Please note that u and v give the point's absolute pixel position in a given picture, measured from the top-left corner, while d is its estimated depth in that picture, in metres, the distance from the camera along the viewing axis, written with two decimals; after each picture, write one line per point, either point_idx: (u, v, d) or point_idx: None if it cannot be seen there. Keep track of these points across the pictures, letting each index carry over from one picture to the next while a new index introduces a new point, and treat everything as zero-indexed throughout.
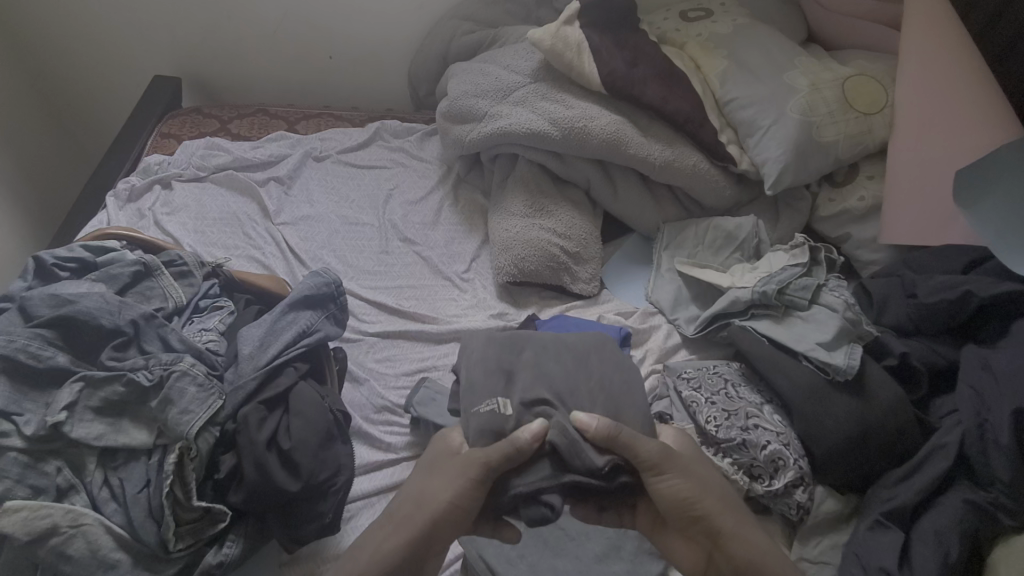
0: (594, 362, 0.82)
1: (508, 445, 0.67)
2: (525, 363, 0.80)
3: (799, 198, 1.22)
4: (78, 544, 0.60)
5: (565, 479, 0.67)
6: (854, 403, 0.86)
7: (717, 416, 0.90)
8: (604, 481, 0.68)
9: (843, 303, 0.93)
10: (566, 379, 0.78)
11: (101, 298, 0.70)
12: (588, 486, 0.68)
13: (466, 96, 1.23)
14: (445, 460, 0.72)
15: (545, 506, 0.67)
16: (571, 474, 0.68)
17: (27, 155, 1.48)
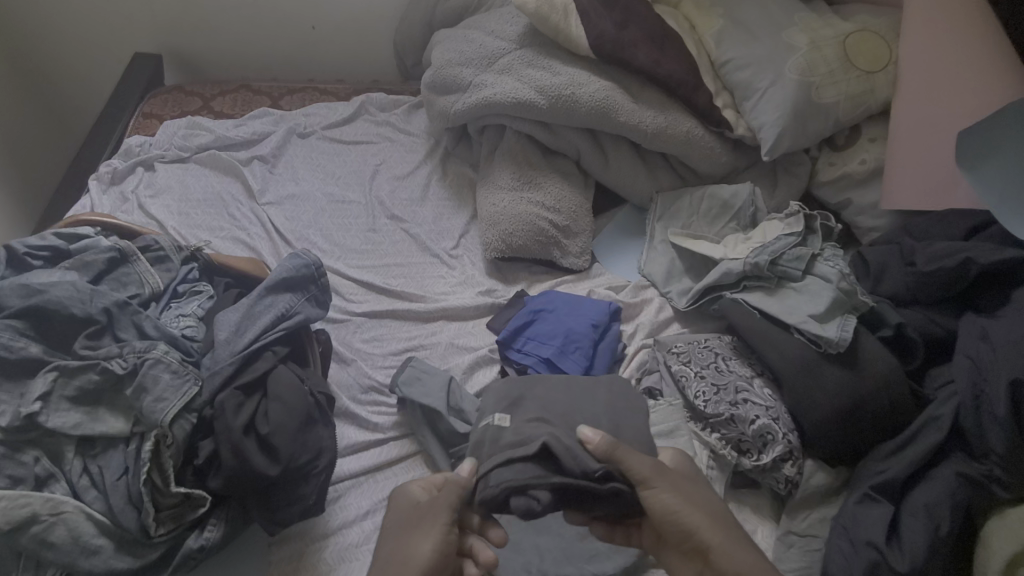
0: (600, 392, 0.82)
1: (454, 484, 0.65)
2: (536, 396, 0.81)
3: (798, 163, 1.17)
4: (59, 531, 0.61)
5: (554, 479, 0.65)
6: (845, 375, 0.84)
7: (705, 391, 0.89)
8: (594, 485, 0.66)
9: (838, 273, 0.89)
10: (569, 408, 0.79)
11: (72, 286, 0.69)
12: (580, 488, 0.66)
13: (450, 66, 1.18)
14: (414, 514, 0.65)
15: (532, 499, 0.65)
16: (561, 475, 0.66)
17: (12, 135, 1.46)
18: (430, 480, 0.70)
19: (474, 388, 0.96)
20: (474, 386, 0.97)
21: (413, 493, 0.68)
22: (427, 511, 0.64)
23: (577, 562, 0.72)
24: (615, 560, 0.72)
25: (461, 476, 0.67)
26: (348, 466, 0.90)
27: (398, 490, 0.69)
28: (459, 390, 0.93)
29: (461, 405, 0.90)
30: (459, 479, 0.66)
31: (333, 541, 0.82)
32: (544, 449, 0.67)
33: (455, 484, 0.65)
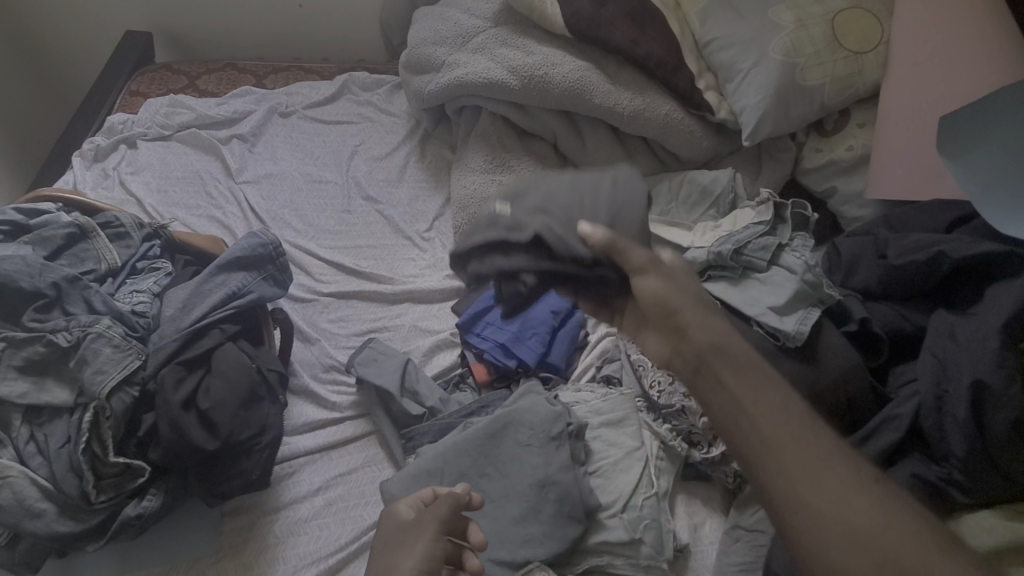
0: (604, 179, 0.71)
1: (450, 500, 0.64)
2: (538, 186, 0.70)
3: (783, 148, 1.12)
4: (5, 494, 0.64)
5: (542, 263, 0.67)
6: (802, 369, 0.81)
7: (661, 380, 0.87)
8: (582, 270, 0.67)
9: (803, 263, 0.86)
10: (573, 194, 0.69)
11: (22, 260, 0.71)
12: (567, 275, 0.67)
13: (425, 45, 1.17)
14: (403, 532, 0.63)
15: (521, 283, 0.70)
16: (551, 265, 0.67)
17: None
18: (417, 496, 0.68)
19: (432, 371, 0.97)
20: (432, 368, 0.97)
21: (400, 511, 0.66)
22: (412, 528, 0.63)
23: (509, 546, 0.72)
24: (547, 546, 0.72)
25: (460, 492, 0.66)
26: (304, 443, 0.91)
27: (391, 503, 0.68)
28: (416, 372, 0.93)
29: (416, 388, 0.91)
30: (456, 492, 0.66)
31: (284, 515, 0.83)
32: (536, 240, 0.67)
33: (449, 495, 0.65)
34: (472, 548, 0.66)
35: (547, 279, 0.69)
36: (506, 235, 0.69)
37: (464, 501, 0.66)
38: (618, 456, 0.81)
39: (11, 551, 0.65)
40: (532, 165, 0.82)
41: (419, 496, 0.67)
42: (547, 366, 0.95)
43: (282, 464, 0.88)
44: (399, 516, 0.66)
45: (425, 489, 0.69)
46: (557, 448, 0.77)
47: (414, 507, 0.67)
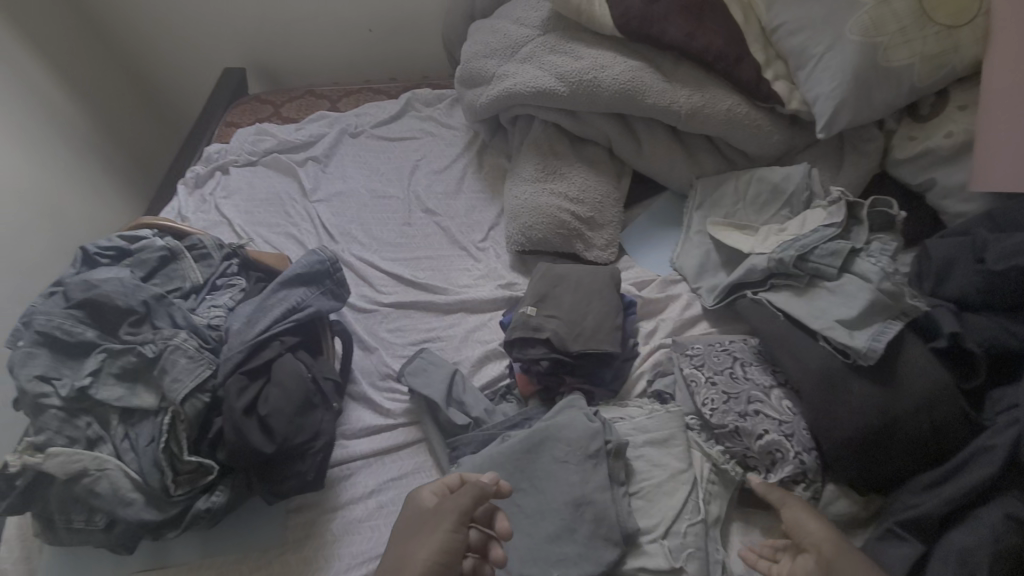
0: (600, 299, 0.92)
1: (473, 489, 0.64)
2: (559, 292, 0.94)
3: (867, 138, 1.00)
4: (103, 484, 0.73)
5: (551, 352, 0.88)
6: (875, 392, 0.72)
7: (715, 400, 0.81)
8: (574, 359, 0.88)
9: (880, 271, 0.77)
10: (581, 311, 0.91)
11: (120, 282, 0.82)
12: (564, 360, 0.88)
13: (477, 58, 1.20)
14: (422, 522, 0.64)
15: (511, 399, 0.95)
16: (553, 352, 0.88)
17: (123, 131, 1.67)
18: (443, 482, 0.69)
19: (480, 382, 0.98)
20: (480, 378, 0.99)
21: (423, 497, 0.68)
22: (433, 516, 0.64)
23: (542, 564, 0.71)
24: (582, 567, 0.69)
25: (487, 481, 0.65)
26: (360, 446, 0.95)
27: (416, 488, 0.71)
28: (463, 383, 0.95)
29: (462, 398, 0.93)
30: (483, 482, 0.65)
31: (340, 514, 0.89)
32: (548, 341, 0.89)
33: (474, 485, 0.64)
34: (499, 537, 0.66)
35: (544, 395, 0.91)
36: (531, 334, 0.90)
37: (491, 492, 0.65)
38: (662, 477, 0.77)
39: (108, 534, 0.75)
40: (558, 274, 0.98)
41: (447, 479, 0.69)
42: (587, 380, 0.89)
43: (340, 467, 0.93)
44: (421, 504, 0.67)
45: (453, 475, 0.70)
46: (596, 466, 0.75)
47: (437, 491, 0.68)
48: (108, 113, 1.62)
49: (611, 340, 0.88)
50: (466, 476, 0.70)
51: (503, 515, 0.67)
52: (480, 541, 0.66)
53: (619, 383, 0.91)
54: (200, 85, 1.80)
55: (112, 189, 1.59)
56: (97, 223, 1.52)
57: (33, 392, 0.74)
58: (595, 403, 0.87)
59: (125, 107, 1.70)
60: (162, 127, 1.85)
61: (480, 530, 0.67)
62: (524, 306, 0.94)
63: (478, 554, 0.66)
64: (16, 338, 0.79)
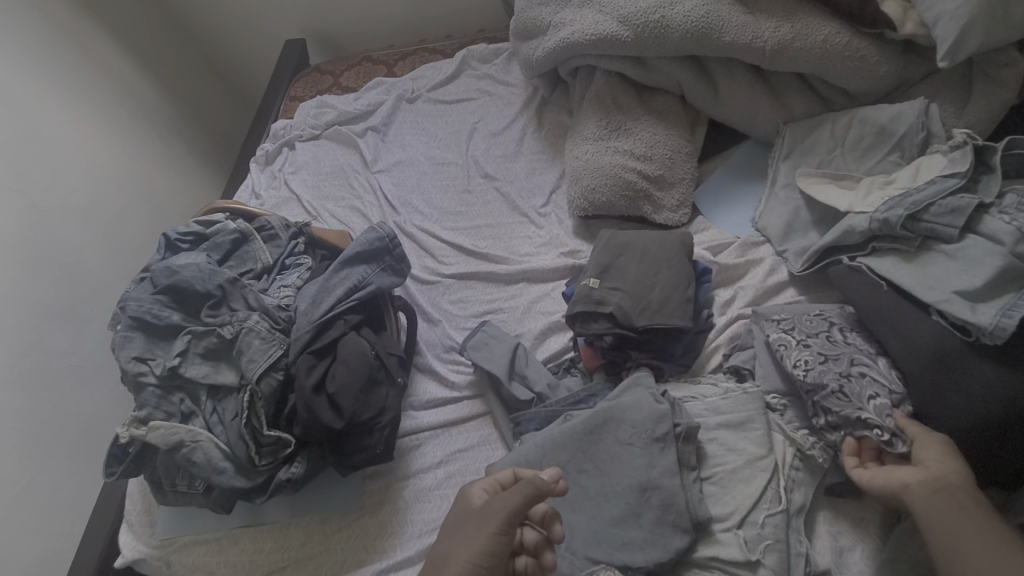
0: (668, 268, 0.85)
1: (528, 487, 0.62)
2: (623, 263, 0.88)
3: (1006, 61, 0.82)
4: (198, 454, 0.80)
5: (614, 328, 0.83)
6: (1003, 376, 0.61)
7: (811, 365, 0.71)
8: (640, 334, 0.83)
9: (1016, 230, 0.63)
10: (646, 282, 0.85)
11: (197, 267, 0.87)
12: (628, 336, 0.83)
13: (531, 7, 1.10)
14: (465, 518, 0.64)
15: (576, 372, 0.93)
16: (617, 327, 0.83)
17: (203, 111, 1.75)
18: (494, 479, 0.69)
19: (543, 355, 0.96)
20: (543, 352, 0.96)
21: (474, 496, 0.67)
22: (478, 514, 0.63)
23: (607, 547, 0.69)
24: (648, 553, 0.67)
25: (545, 479, 0.64)
26: (428, 418, 0.97)
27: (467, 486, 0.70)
28: (525, 356, 0.94)
29: (525, 372, 0.92)
30: (538, 481, 0.63)
31: (412, 483, 0.92)
32: (611, 316, 0.84)
33: (528, 483, 0.63)
34: (553, 537, 0.65)
35: (610, 371, 0.87)
36: (593, 308, 0.85)
37: (546, 491, 0.63)
38: (739, 462, 0.71)
39: (207, 497, 0.82)
40: (622, 242, 0.91)
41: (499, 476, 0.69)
42: (654, 355, 0.84)
43: (410, 436, 0.96)
44: (470, 500, 0.67)
45: (504, 473, 0.70)
46: (663, 450, 0.71)
47: (488, 487, 0.68)
48: (189, 96, 1.71)
49: (681, 313, 0.82)
50: (519, 474, 0.69)
51: (557, 517, 0.66)
52: (534, 540, 0.65)
53: (691, 358, 0.85)
54: (266, 61, 1.84)
55: (197, 169, 1.69)
56: (187, 202, 1.63)
57: (132, 371, 0.81)
58: (663, 380, 0.82)
59: (202, 87, 1.77)
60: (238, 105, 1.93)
61: (535, 530, 0.66)
62: (586, 278, 0.89)
63: (532, 554, 0.66)
64: (116, 321, 0.86)
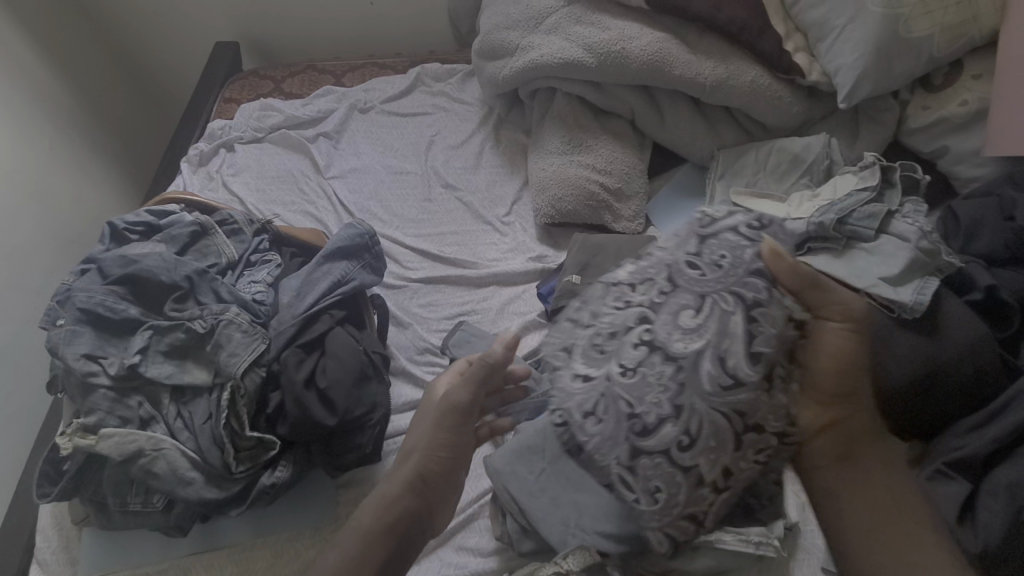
0: None
1: (486, 364, 0.73)
2: (600, 262, 0.95)
3: (883, 109, 1.05)
4: (161, 464, 0.71)
5: None
6: (921, 343, 0.77)
7: (641, 343, 0.57)
8: None
9: (918, 231, 0.82)
10: None
11: (160, 257, 0.79)
12: None
13: (497, 30, 1.18)
14: (428, 410, 0.75)
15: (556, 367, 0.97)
16: None
17: (109, 109, 1.60)
18: (456, 372, 0.76)
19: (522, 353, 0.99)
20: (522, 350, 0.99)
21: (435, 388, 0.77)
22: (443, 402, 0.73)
23: None
24: None
25: (498, 351, 0.73)
26: (403, 421, 0.94)
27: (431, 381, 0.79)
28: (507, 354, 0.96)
29: None
30: (490, 357, 0.73)
31: None
32: None
33: (483, 361, 0.73)
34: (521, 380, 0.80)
35: None
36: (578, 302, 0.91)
37: (498, 363, 0.73)
38: None
39: (165, 515, 0.72)
40: (596, 244, 0.98)
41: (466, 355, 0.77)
42: None
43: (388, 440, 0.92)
44: (434, 395, 0.76)
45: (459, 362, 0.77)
46: None
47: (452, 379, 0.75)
48: (90, 89, 1.53)
49: None
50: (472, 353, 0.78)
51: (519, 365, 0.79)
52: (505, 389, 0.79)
53: None
54: (187, 65, 1.74)
55: (102, 171, 1.52)
56: (90, 205, 1.45)
57: (81, 371, 0.71)
58: None
59: (110, 85, 1.62)
60: (151, 108, 1.78)
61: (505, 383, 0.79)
62: (568, 275, 0.95)
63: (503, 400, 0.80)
64: (52, 317, 0.76)
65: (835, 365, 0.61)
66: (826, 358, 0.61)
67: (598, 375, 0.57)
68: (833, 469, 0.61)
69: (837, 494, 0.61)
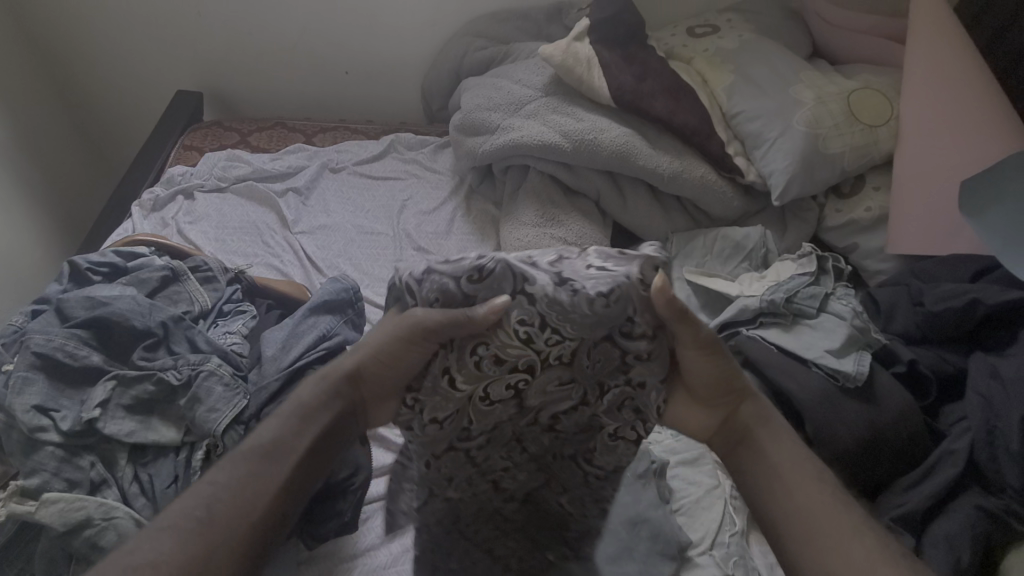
0: None
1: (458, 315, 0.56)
2: None
3: (806, 208, 1.23)
4: (109, 536, 0.66)
5: None
6: (863, 408, 0.87)
7: (513, 386, 0.61)
8: None
9: (851, 310, 0.96)
10: None
11: (133, 301, 0.82)
12: None
13: (479, 110, 1.28)
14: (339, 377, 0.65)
15: None
16: None
17: (38, 145, 1.56)
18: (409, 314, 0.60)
19: None
20: None
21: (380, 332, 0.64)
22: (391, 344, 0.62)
23: None
24: None
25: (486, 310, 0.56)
26: (377, 487, 0.90)
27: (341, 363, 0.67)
28: None
29: None
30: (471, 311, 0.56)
31: (361, 564, 0.81)
32: None
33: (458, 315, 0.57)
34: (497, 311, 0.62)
35: None
36: None
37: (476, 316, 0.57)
38: (697, 493, 0.83)
39: None
40: None
41: (466, 267, 0.57)
42: None
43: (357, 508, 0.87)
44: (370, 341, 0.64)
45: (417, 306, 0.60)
46: (644, 485, 0.80)
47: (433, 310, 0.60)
48: (27, 125, 1.52)
49: None
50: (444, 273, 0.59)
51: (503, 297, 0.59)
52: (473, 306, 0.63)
53: None
54: (137, 111, 1.72)
55: (20, 206, 1.47)
56: (16, 243, 1.44)
57: (29, 425, 0.70)
58: None
59: (45, 122, 1.60)
60: (85, 149, 1.76)
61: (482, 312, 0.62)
62: None
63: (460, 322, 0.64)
64: (9, 360, 0.77)
65: (711, 390, 0.66)
66: (699, 370, 0.63)
67: (462, 392, 0.61)
68: (749, 465, 0.66)
69: (747, 480, 0.66)
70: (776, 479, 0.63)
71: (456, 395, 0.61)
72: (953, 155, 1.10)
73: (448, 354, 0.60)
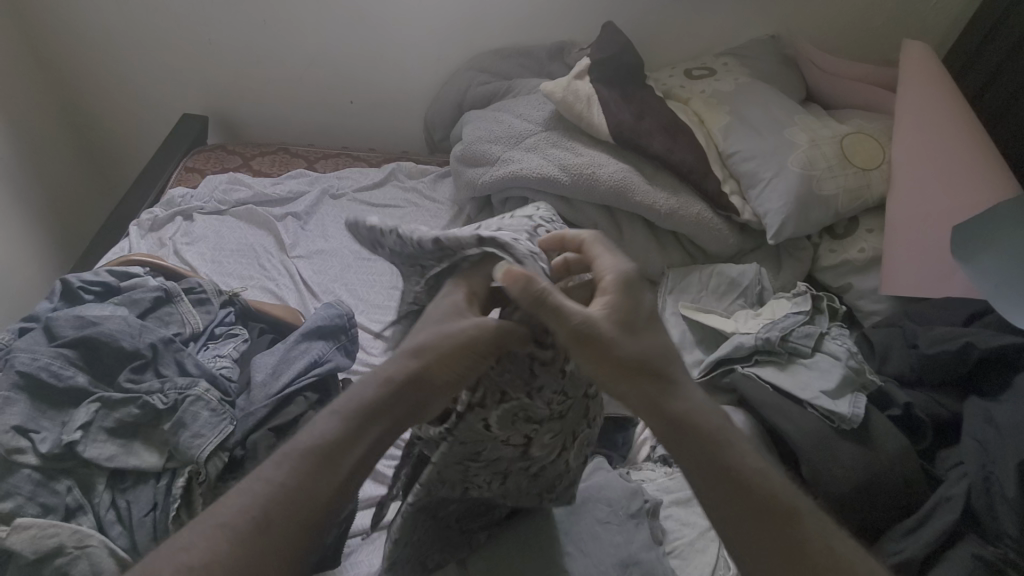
0: None
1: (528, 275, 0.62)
2: None
3: (801, 248, 1.24)
4: (81, 565, 0.65)
5: None
6: (860, 451, 0.86)
7: (526, 437, 0.68)
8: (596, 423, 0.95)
9: (846, 350, 0.96)
10: None
11: (123, 321, 0.81)
12: None
13: (480, 142, 1.30)
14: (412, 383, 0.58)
15: None
16: None
17: (41, 163, 1.57)
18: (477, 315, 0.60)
19: None
20: None
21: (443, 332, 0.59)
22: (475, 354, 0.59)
23: None
24: None
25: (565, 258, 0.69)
26: (362, 520, 0.88)
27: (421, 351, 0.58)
28: None
29: None
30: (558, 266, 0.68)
31: None
32: None
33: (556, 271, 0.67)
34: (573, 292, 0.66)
35: None
36: None
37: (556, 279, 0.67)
38: (692, 535, 0.81)
39: None
40: None
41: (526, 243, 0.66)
42: (604, 444, 0.94)
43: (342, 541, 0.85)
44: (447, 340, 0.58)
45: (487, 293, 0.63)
46: (637, 526, 0.78)
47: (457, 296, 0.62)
48: (32, 143, 1.54)
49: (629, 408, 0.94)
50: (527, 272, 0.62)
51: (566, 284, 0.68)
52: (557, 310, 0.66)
53: (627, 449, 0.94)
54: (142, 133, 1.75)
55: (19, 223, 1.48)
56: (12, 258, 1.44)
57: (7, 446, 0.68)
58: (615, 466, 0.91)
59: (50, 141, 1.62)
60: (88, 168, 1.77)
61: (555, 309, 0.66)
62: None
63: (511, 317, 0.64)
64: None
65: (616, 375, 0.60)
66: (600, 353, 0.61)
67: (495, 431, 0.65)
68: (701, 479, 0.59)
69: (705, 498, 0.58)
70: (720, 483, 0.58)
71: (485, 433, 0.65)
72: (959, 196, 1.11)
73: (489, 406, 0.64)
